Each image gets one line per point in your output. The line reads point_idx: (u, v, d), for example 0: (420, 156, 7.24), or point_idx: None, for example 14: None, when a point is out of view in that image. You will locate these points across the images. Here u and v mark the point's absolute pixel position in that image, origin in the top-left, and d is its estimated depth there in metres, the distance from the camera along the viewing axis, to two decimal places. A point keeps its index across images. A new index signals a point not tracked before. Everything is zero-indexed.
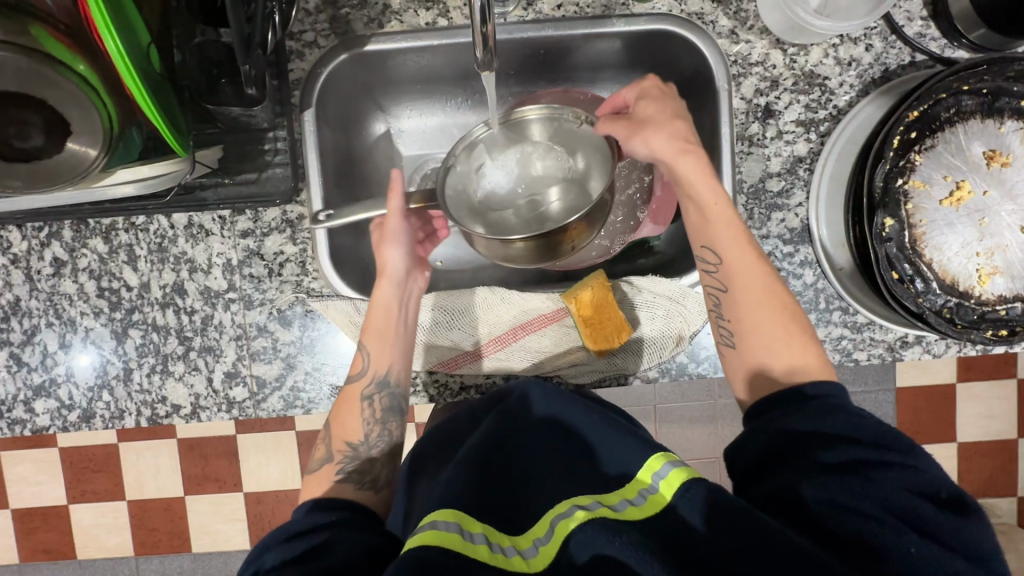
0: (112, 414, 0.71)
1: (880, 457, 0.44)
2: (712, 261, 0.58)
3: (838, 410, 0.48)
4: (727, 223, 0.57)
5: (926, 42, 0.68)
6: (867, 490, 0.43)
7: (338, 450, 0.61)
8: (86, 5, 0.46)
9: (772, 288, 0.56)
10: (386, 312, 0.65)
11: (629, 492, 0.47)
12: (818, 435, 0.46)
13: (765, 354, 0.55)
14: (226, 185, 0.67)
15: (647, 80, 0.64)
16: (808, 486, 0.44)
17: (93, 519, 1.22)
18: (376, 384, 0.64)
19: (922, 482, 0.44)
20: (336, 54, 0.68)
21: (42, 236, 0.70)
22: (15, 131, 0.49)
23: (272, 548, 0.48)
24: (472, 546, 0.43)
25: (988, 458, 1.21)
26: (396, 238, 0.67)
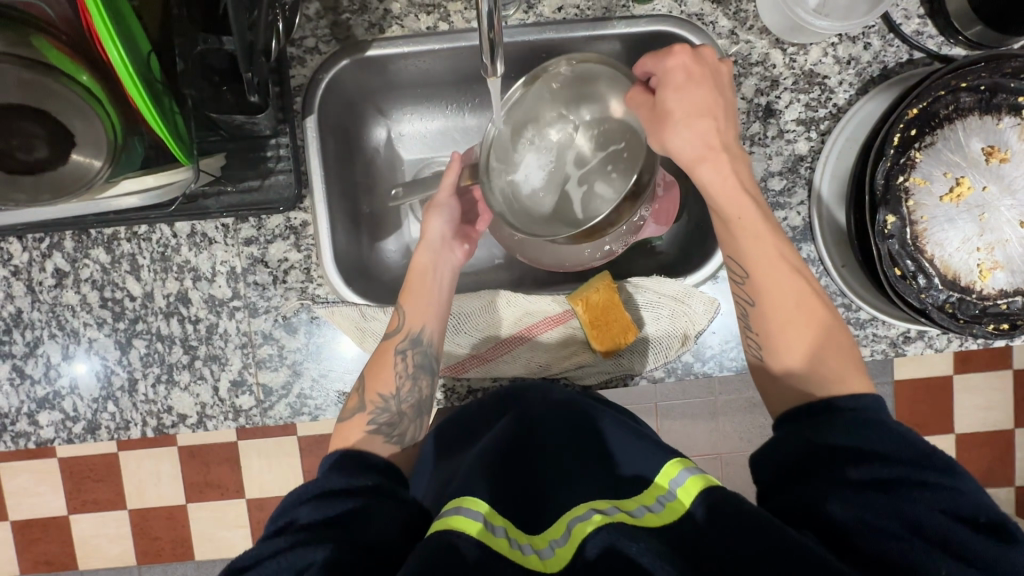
0: (118, 425, 0.71)
1: (912, 475, 0.44)
2: (741, 273, 0.58)
3: (874, 425, 0.47)
4: (756, 238, 0.57)
5: (924, 40, 0.68)
6: (898, 508, 0.43)
7: (370, 400, 0.62)
8: (89, 16, 0.46)
9: (805, 296, 0.56)
10: (423, 275, 0.68)
11: (648, 499, 0.48)
12: (855, 451, 0.46)
13: (799, 367, 0.54)
14: (229, 193, 0.67)
15: (676, 52, 0.58)
16: (836, 506, 0.44)
17: (95, 528, 1.21)
18: (409, 341, 0.65)
19: (955, 502, 0.43)
20: (337, 60, 0.68)
21: (43, 247, 0.69)
22: (19, 143, 0.49)
23: (306, 502, 0.49)
24: (494, 539, 0.44)
25: (986, 448, 1.23)
26: (441, 207, 0.71)
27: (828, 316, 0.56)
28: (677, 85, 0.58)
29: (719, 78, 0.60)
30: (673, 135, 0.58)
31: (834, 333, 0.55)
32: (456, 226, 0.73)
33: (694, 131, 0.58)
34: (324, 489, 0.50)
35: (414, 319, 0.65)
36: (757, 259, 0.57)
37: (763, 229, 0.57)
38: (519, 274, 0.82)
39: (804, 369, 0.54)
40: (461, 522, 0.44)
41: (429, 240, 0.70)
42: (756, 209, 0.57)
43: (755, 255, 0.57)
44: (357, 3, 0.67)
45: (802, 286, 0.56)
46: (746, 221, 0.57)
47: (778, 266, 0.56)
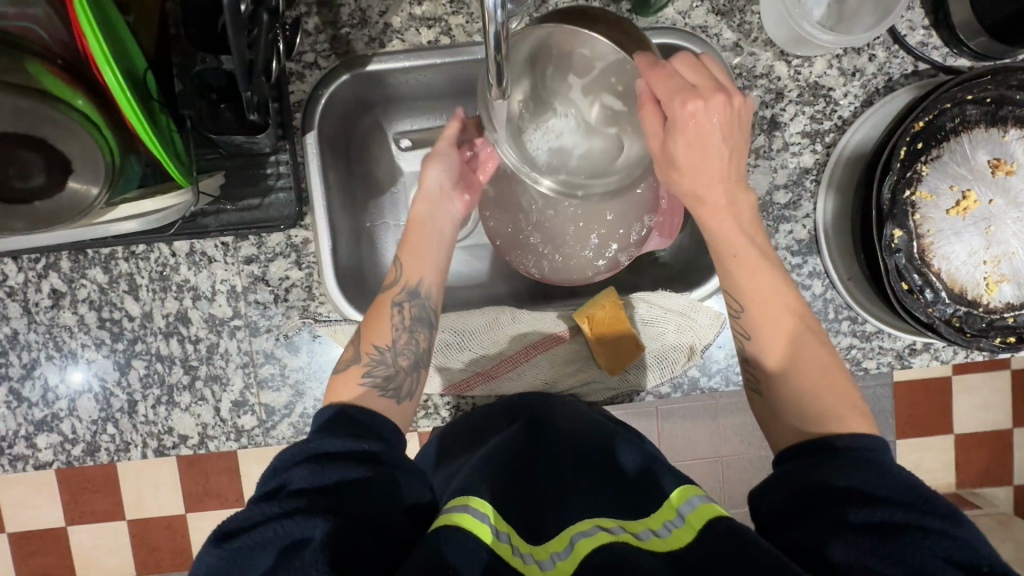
0: (118, 447, 0.70)
1: (909, 519, 0.42)
2: (737, 306, 0.59)
3: (875, 465, 0.46)
4: (753, 272, 0.58)
5: (928, 51, 0.68)
6: (897, 552, 0.41)
7: (366, 351, 0.60)
8: (85, 39, 0.45)
9: (796, 329, 0.56)
10: (420, 228, 0.67)
11: (655, 522, 0.46)
12: (859, 494, 0.44)
13: (795, 406, 0.53)
14: (228, 211, 0.66)
15: (692, 105, 0.54)
16: (837, 545, 0.42)
17: (92, 541, 1.20)
18: (406, 293, 0.63)
19: (961, 550, 0.41)
20: (337, 75, 0.67)
21: (38, 267, 0.68)
22: (15, 171, 0.48)
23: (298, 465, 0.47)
24: (498, 545, 0.43)
25: (984, 448, 1.23)
26: (440, 157, 0.68)
27: (825, 349, 0.56)
28: (687, 133, 0.56)
29: (733, 122, 0.57)
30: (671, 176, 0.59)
31: (829, 365, 0.55)
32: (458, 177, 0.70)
33: (693, 180, 0.58)
34: (319, 452, 0.48)
35: (410, 272, 0.64)
36: (753, 294, 0.57)
37: (758, 263, 0.58)
38: (522, 287, 0.81)
39: (803, 397, 0.54)
40: (469, 520, 0.43)
41: (428, 193, 0.68)
42: (752, 246, 0.58)
43: (750, 294, 0.57)
44: (356, 17, 0.66)
45: (796, 320, 0.57)
46: (739, 257, 0.58)
47: (773, 304, 0.57)
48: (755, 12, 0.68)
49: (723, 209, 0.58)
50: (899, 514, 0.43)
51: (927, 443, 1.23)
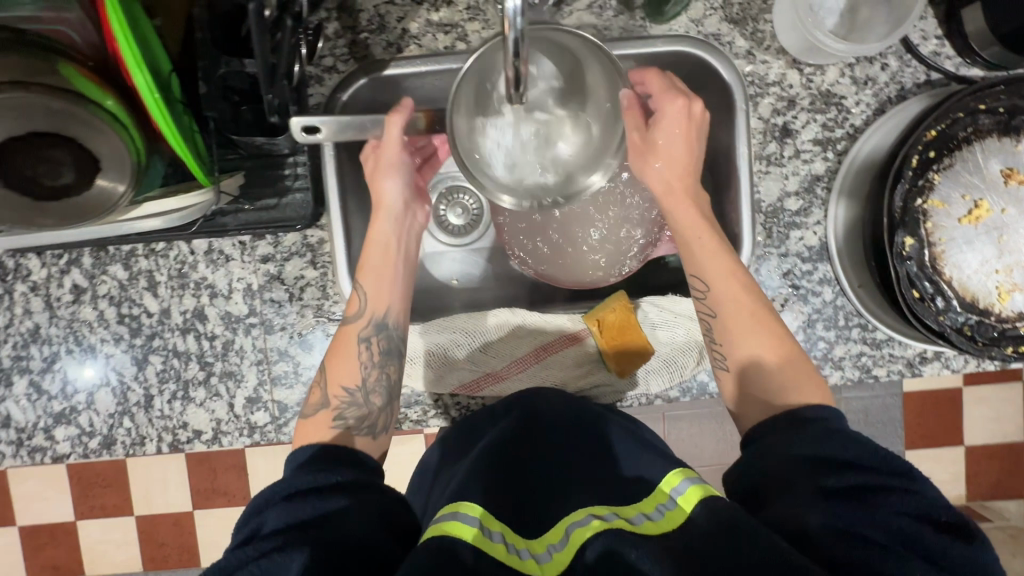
0: (133, 441, 0.71)
1: (883, 481, 0.44)
2: (701, 288, 0.60)
3: (835, 433, 0.48)
4: (714, 255, 0.60)
5: (941, 61, 0.68)
6: (873, 516, 0.42)
7: (333, 395, 0.59)
8: (115, 42, 0.47)
9: (759, 313, 0.58)
10: (384, 248, 0.64)
11: (647, 507, 0.48)
12: (822, 461, 0.46)
13: (769, 392, 0.55)
14: (247, 211, 0.67)
15: (671, 104, 0.63)
16: (815, 516, 0.42)
17: (102, 535, 1.22)
18: (373, 326, 0.62)
19: (929, 506, 0.43)
20: (356, 78, 0.68)
21: (61, 263, 0.70)
22: (45, 169, 0.49)
23: (272, 508, 0.47)
24: (491, 544, 0.44)
25: (995, 460, 1.22)
26: (393, 167, 0.65)
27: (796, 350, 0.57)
28: (668, 127, 0.63)
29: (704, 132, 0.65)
30: (648, 164, 0.64)
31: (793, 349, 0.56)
32: (412, 186, 0.67)
33: (668, 167, 0.63)
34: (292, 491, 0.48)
35: (376, 301, 0.62)
36: (712, 271, 0.59)
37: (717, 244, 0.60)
38: (531, 289, 0.82)
39: (775, 387, 0.55)
40: (459, 527, 0.44)
41: (385, 205, 0.65)
42: (711, 227, 0.61)
43: (714, 271, 0.59)
44: (375, 23, 0.68)
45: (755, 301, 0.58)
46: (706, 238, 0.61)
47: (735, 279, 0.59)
48: (767, 21, 0.69)
49: (682, 203, 0.62)
50: (873, 478, 0.44)
51: (937, 454, 1.22)
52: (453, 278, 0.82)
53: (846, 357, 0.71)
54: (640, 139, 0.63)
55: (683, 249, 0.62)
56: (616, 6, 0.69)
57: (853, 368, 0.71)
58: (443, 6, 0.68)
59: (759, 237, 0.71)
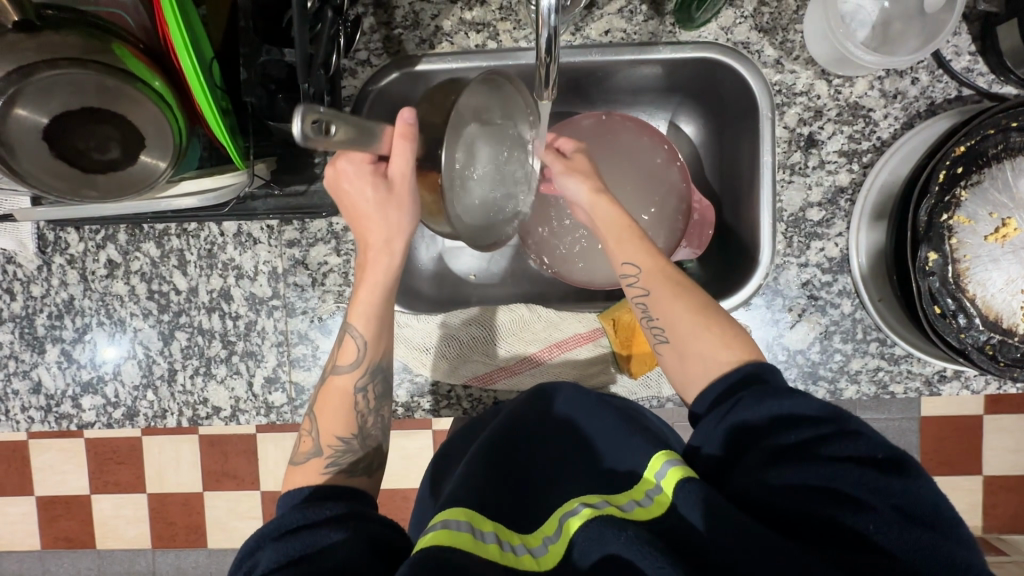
0: (155, 413, 0.74)
1: (819, 432, 0.47)
2: (632, 275, 0.63)
3: (774, 394, 0.51)
4: (644, 246, 0.64)
5: (974, 78, 0.68)
6: (820, 470, 0.45)
7: (326, 445, 0.59)
8: (166, 25, 0.49)
9: (686, 293, 0.61)
10: (385, 297, 0.61)
11: (637, 493, 0.49)
12: (772, 423, 0.49)
13: (704, 356, 0.58)
14: (276, 196, 0.69)
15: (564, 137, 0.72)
16: (767, 477, 0.46)
17: (115, 510, 1.25)
18: (368, 374, 0.62)
19: (867, 448, 0.46)
20: (388, 73, 0.70)
21: (98, 238, 0.72)
22: (95, 144, 0.52)
23: (265, 549, 0.48)
24: (483, 545, 0.46)
25: (1014, 493, 1.19)
26: (404, 206, 0.57)
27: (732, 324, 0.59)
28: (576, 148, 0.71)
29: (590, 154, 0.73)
30: (568, 174, 0.69)
31: (727, 334, 0.58)
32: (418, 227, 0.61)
33: (581, 175, 0.69)
34: (285, 528, 0.49)
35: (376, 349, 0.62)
36: (639, 259, 0.63)
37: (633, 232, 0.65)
38: (546, 288, 0.83)
39: (708, 355, 0.58)
40: (448, 534, 0.45)
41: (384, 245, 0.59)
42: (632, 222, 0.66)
43: (643, 255, 0.63)
44: (410, 20, 0.69)
45: (679, 286, 0.61)
46: (632, 229, 0.66)
47: (663, 262, 0.63)
48: (798, 31, 0.69)
49: (608, 204, 0.67)
50: (811, 429, 0.48)
51: (953, 482, 1.19)
52: (471, 273, 0.83)
53: (862, 370, 0.71)
54: (563, 163, 0.70)
55: (613, 238, 0.65)
56: (646, 11, 0.69)
57: (868, 383, 0.71)
58: (476, 6, 0.69)
59: (779, 246, 0.71)
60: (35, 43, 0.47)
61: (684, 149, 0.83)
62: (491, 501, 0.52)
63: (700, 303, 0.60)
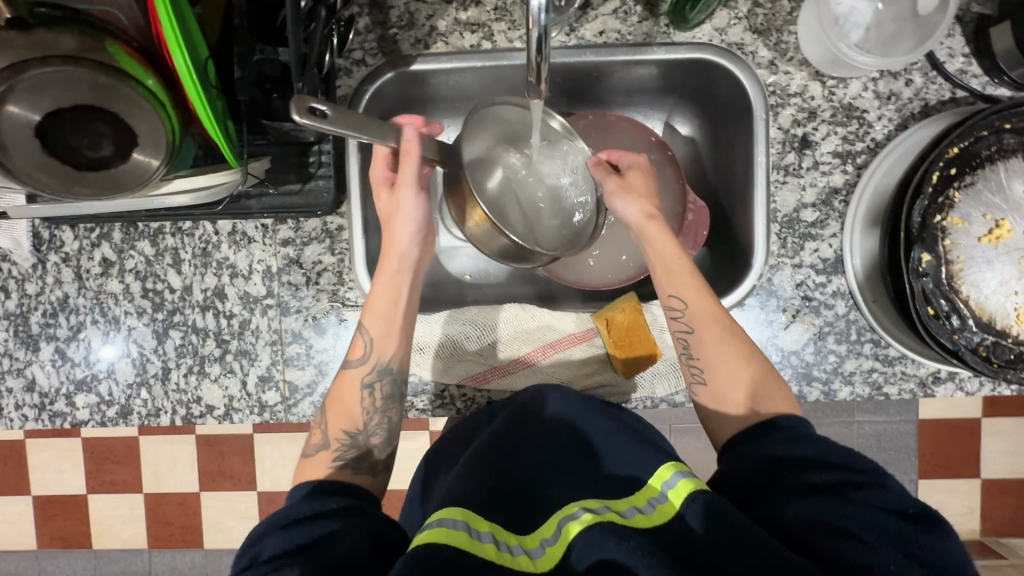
0: (149, 411, 0.74)
1: (851, 478, 0.47)
2: (678, 308, 0.62)
3: (807, 438, 0.51)
4: (696, 282, 0.62)
5: (968, 79, 0.68)
6: (846, 512, 0.45)
7: (335, 438, 0.59)
8: (158, 23, 0.48)
9: (730, 330, 0.60)
10: (393, 300, 0.64)
11: (639, 500, 0.50)
12: (803, 460, 0.49)
13: (732, 390, 0.58)
14: (271, 194, 0.69)
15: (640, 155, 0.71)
16: (791, 512, 0.46)
17: (110, 509, 1.25)
18: (375, 372, 0.62)
19: (897, 502, 0.46)
20: (383, 72, 0.70)
21: (93, 236, 0.73)
22: (88, 142, 0.52)
23: (273, 535, 0.48)
24: (481, 546, 0.45)
25: (1013, 496, 1.18)
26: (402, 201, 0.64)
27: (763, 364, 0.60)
28: (635, 166, 0.70)
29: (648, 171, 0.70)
30: (624, 197, 0.67)
31: (768, 385, 0.58)
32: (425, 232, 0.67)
33: (637, 198, 0.67)
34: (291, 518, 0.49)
35: (382, 352, 0.63)
36: (688, 292, 0.62)
37: (684, 264, 0.63)
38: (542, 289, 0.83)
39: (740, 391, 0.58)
40: (445, 532, 0.45)
41: (400, 249, 0.64)
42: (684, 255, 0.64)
43: (693, 291, 0.62)
44: (405, 20, 0.70)
45: (725, 325, 0.61)
46: (683, 262, 0.64)
47: (712, 300, 0.62)
48: (792, 32, 0.69)
49: (662, 237, 0.65)
50: (845, 475, 0.47)
51: (951, 485, 1.19)
52: (466, 273, 0.83)
53: (856, 372, 0.70)
54: (617, 182, 0.68)
55: (663, 269, 0.64)
56: (641, 12, 0.69)
57: (863, 385, 0.71)
58: (471, 6, 0.70)
59: (773, 247, 0.70)
60: (27, 40, 0.48)
61: (679, 150, 0.82)
62: (494, 501, 0.52)
63: (745, 347, 0.60)
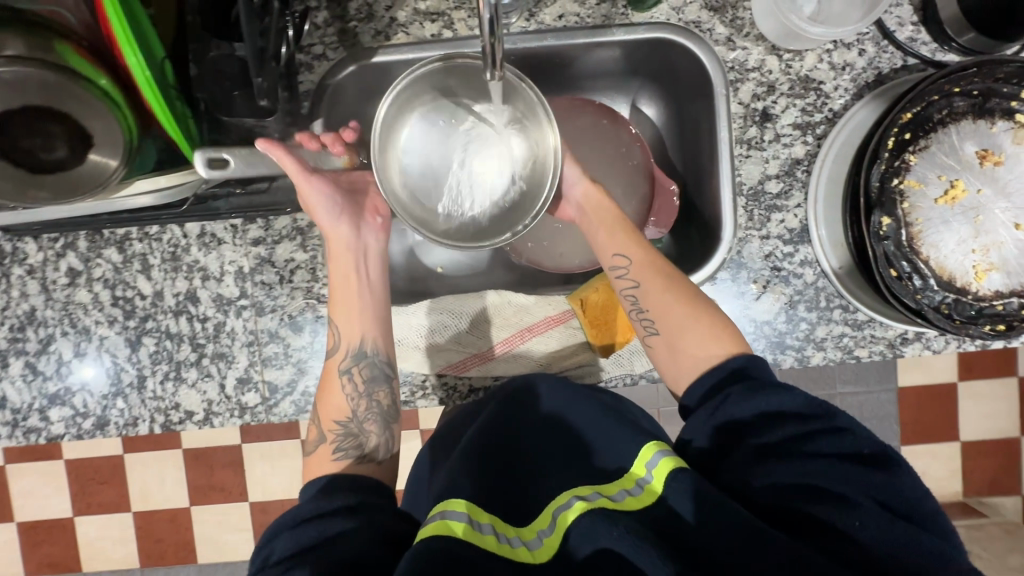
0: (126, 421, 0.72)
1: (806, 429, 0.49)
2: (623, 264, 0.65)
3: (763, 390, 0.52)
4: (629, 238, 0.66)
5: (917, 47, 0.70)
6: (811, 467, 0.47)
7: (328, 429, 0.63)
8: (108, 21, 0.48)
9: (675, 280, 0.63)
10: (347, 286, 0.67)
11: (627, 483, 0.51)
12: (761, 420, 0.51)
13: (685, 332, 0.60)
14: (237, 195, 0.69)
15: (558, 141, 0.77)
16: (758, 476, 0.47)
17: (99, 532, 1.22)
18: (352, 357, 0.65)
19: (853, 447, 0.48)
20: (344, 65, 0.70)
21: (57, 247, 0.71)
22: (41, 142, 0.52)
23: (281, 533, 0.49)
24: (481, 537, 0.47)
25: (991, 456, 1.22)
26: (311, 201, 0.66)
27: (704, 303, 0.62)
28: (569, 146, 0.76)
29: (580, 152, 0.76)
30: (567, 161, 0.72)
31: (716, 323, 0.60)
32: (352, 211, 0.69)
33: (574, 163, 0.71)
34: (300, 517, 0.50)
35: (349, 336, 0.65)
36: (628, 249, 0.65)
37: (618, 226, 0.67)
38: (522, 275, 0.83)
39: (696, 337, 0.59)
40: (442, 526, 0.47)
41: (341, 237, 0.67)
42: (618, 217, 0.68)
43: (633, 248, 0.65)
44: (364, 12, 0.69)
45: (668, 276, 0.63)
46: (623, 221, 0.68)
47: (656, 258, 0.64)
48: (746, 9, 0.70)
49: (602, 198, 0.70)
50: (799, 427, 0.49)
51: (932, 450, 1.22)
52: (438, 265, 0.83)
53: (828, 337, 0.72)
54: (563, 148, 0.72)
55: (606, 231, 0.67)
56: None
57: (835, 350, 0.72)
58: None
59: (741, 220, 0.72)
60: None
61: (646, 132, 0.83)
62: (487, 491, 0.53)
63: (689, 293, 0.62)
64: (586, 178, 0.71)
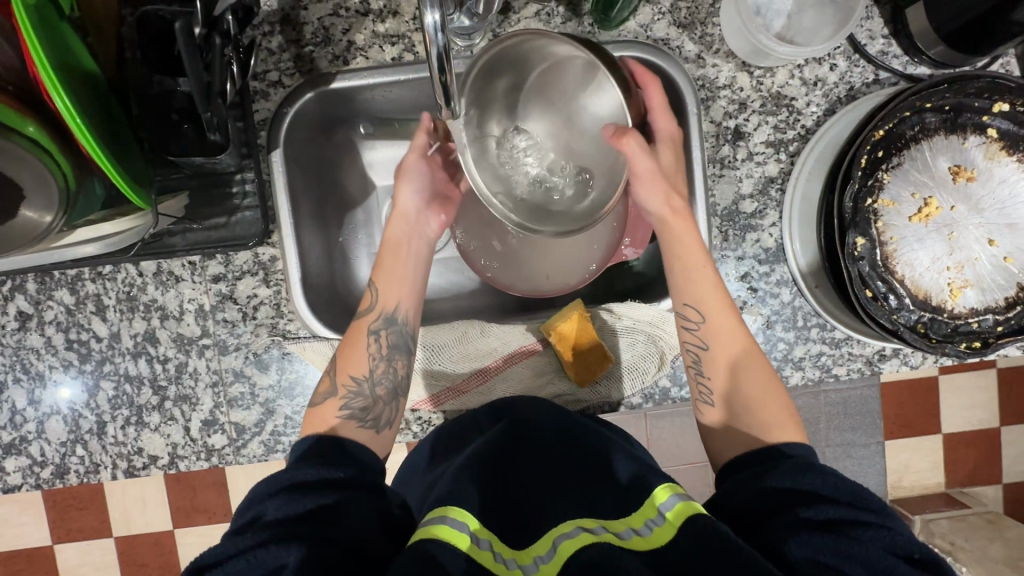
0: (87, 469, 0.69)
1: (857, 515, 0.44)
2: (695, 319, 0.61)
3: (816, 469, 0.48)
4: (712, 289, 0.61)
5: (889, 60, 0.69)
6: (850, 551, 0.42)
7: (343, 384, 0.61)
8: (35, 68, 0.44)
9: (745, 346, 0.60)
10: (395, 250, 0.67)
11: (635, 521, 0.47)
12: (806, 494, 0.46)
13: (745, 382, 0.59)
14: (195, 230, 0.66)
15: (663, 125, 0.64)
16: (795, 545, 0.43)
17: (80, 558, 1.14)
18: (382, 320, 0.64)
19: (901, 545, 0.42)
20: (301, 92, 0.67)
21: (5, 290, 0.68)
22: None
23: (271, 499, 0.47)
24: (477, 552, 0.44)
25: (973, 448, 1.22)
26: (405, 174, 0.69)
27: (763, 364, 0.60)
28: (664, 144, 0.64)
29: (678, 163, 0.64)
30: (652, 190, 0.62)
31: (757, 402, 0.58)
32: (428, 194, 0.70)
33: (653, 194, 0.62)
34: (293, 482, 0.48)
35: (386, 297, 0.64)
36: (710, 306, 0.61)
37: (709, 277, 0.61)
38: (498, 299, 0.81)
39: (749, 394, 0.58)
40: (448, 532, 0.44)
41: (403, 210, 0.68)
42: (708, 265, 0.62)
43: (712, 306, 0.61)
44: (320, 36, 0.66)
45: (742, 344, 0.60)
46: (707, 267, 0.62)
47: (732, 320, 0.61)
48: (715, 23, 0.68)
49: (687, 234, 0.62)
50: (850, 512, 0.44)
51: (916, 444, 1.21)
52: None
53: (805, 356, 0.71)
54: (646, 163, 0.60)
55: (681, 268, 0.62)
56: (564, 13, 0.68)
57: (812, 369, 0.71)
58: (388, 17, 0.67)
59: (715, 240, 0.71)
60: None
61: None
62: (492, 505, 0.49)
63: (762, 365, 0.60)
64: (666, 212, 0.63)
